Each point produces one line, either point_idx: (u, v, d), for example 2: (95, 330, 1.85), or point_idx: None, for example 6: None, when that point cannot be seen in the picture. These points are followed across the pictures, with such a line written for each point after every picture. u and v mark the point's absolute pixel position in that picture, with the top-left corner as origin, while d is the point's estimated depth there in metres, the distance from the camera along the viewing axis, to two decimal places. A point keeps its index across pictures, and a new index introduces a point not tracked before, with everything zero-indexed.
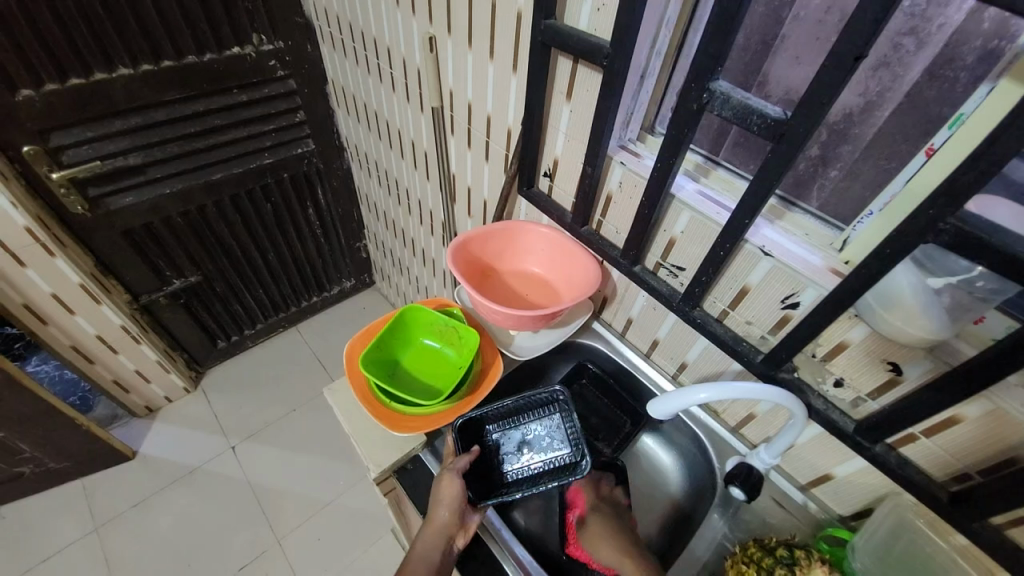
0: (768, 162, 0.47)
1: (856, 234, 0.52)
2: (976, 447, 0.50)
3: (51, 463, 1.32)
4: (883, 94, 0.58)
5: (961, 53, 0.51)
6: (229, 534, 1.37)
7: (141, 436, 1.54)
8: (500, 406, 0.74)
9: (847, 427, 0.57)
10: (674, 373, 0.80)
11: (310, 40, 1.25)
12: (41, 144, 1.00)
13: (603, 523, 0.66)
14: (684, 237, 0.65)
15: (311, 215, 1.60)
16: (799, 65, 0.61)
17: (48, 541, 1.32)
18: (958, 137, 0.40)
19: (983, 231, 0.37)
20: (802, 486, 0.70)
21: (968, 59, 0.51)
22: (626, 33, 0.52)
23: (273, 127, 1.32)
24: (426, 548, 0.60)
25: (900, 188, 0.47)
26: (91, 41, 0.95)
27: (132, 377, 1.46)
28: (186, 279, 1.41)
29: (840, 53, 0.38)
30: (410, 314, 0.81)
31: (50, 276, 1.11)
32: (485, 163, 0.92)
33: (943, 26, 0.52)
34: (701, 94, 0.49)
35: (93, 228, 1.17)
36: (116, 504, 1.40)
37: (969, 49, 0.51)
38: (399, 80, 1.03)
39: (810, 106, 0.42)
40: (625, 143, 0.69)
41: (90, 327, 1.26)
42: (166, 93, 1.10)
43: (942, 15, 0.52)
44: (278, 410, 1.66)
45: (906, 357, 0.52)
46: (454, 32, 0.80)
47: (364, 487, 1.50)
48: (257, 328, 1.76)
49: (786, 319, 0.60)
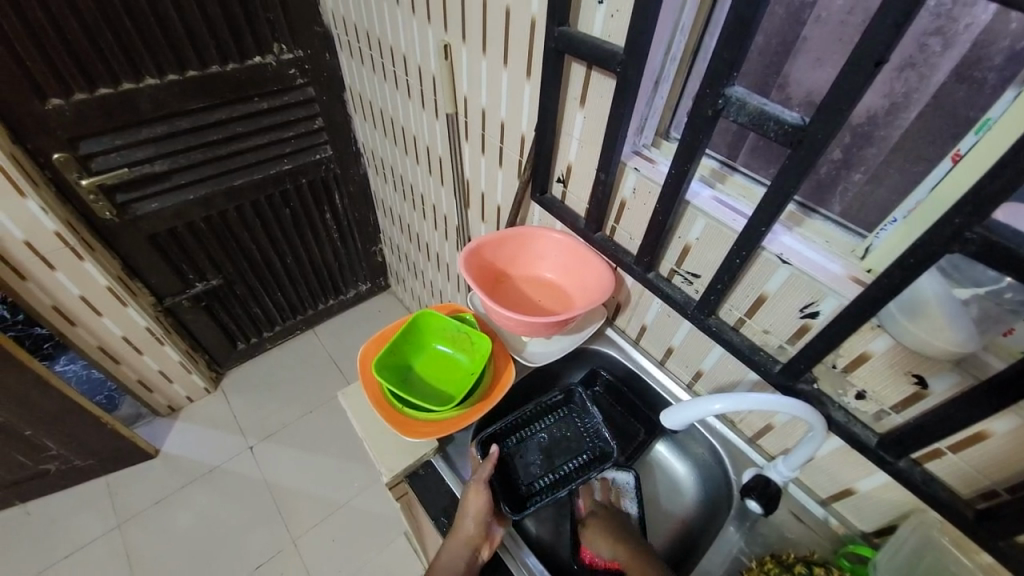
0: (786, 169, 0.46)
1: (878, 241, 0.50)
2: (1007, 464, 0.48)
3: (78, 460, 1.37)
4: (909, 96, 0.54)
5: (989, 54, 0.47)
6: (246, 533, 1.39)
7: (163, 435, 1.58)
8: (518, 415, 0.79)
9: (870, 441, 0.55)
10: (689, 382, 0.79)
11: (329, 49, 1.28)
12: (71, 152, 1.04)
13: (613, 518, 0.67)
14: (699, 244, 0.65)
15: (328, 219, 1.62)
16: (821, 67, 0.59)
17: (74, 536, 1.36)
18: (986, 142, 0.39)
19: (1012, 240, 0.36)
20: (822, 501, 0.68)
21: (996, 61, 0.47)
22: (640, 39, 0.51)
23: (293, 133, 1.34)
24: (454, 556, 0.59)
25: (925, 195, 0.45)
26: (119, 53, 0.99)
27: (155, 377, 1.50)
28: (207, 282, 1.45)
29: (860, 58, 0.37)
30: (423, 319, 0.82)
31: (78, 279, 1.15)
32: (499, 169, 0.92)
33: (970, 26, 0.48)
34: (716, 100, 0.48)
35: (120, 232, 1.21)
36: (139, 501, 1.44)
37: (997, 49, 0.46)
38: (415, 87, 1.04)
39: (829, 111, 0.41)
40: (639, 149, 0.68)
41: (117, 329, 1.30)
42: (191, 102, 1.13)
43: (968, 15, 0.47)
44: (294, 411, 1.68)
45: (931, 369, 0.50)
46: (468, 40, 0.81)
47: (377, 489, 1.51)
48: (275, 330, 1.80)
49: (805, 329, 0.59)
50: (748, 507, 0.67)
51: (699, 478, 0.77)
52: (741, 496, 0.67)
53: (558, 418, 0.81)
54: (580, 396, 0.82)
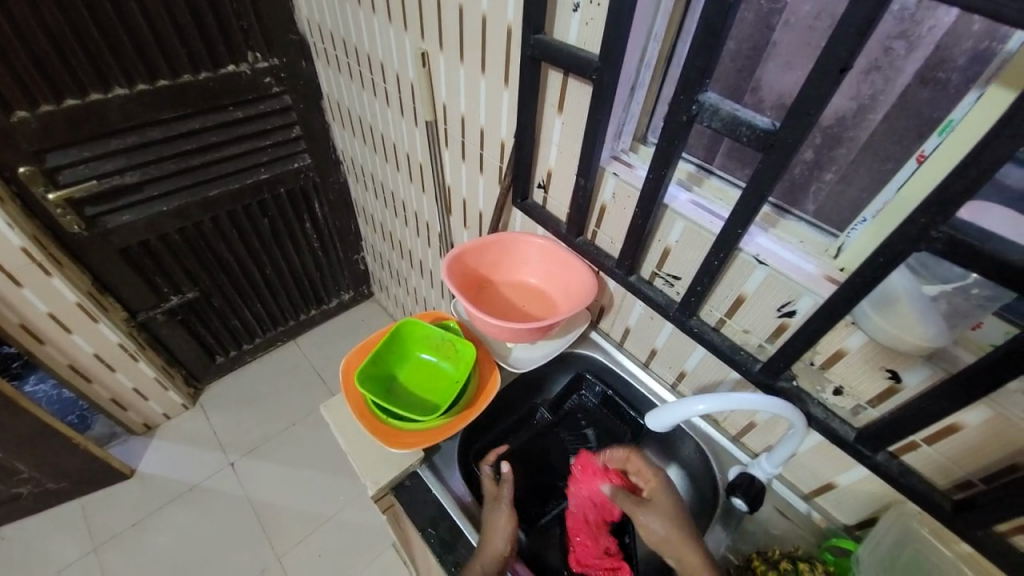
0: (760, 172, 0.47)
1: (850, 240, 0.52)
2: (978, 453, 0.50)
3: (49, 484, 1.31)
4: (875, 98, 0.55)
5: (953, 55, 0.47)
6: (229, 551, 1.36)
7: (139, 454, 1.53)
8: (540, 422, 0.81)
9: (848, 436, 0.56)
10: (673, 383, 0.79)
11: (305, 57, 1.26)
12: (37, 165, 1.00)
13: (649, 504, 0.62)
14: (679, 246, 0.65)
15: (308, 228, 1.60)
16: (791, 71, 0.61)
17: (45, 563, 1.30)
18: (950, 144, 0.41)
19: (977, 238, 0.37)
20: (805, 495, 0.69)
21: (960, 62, 0.46)
22: (615, 45, 0.52)
23: (270, 142, 1.32)
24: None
25: (892, 196, 0.47)
26: (86, 63, 0.96)
27: (130, 395, 1.45)
28: (183, 295, 1.41)
29: (825, 65, 0.38)
30: (407, 328, 0.81)
31: (46, 295, 1.11)
32: (480, 174, 0.92)
33: (933, 29, 0.48)
34: (690, 106, 0.49)
35: (90, 246, 1.17)
36: (115, 524, 1.39)
37: (961, 50, 0.46)
38: (393, 94, 1.03)
39: (798, 117, 0.42)
40: (617, 154, 0.69)
41: (87, 345, 1.26)
42: (163, 112, 1.10)
43: (931, 18, 0.48)
44: (277, 424, 1.64)
45: (905, 364, 0.52)
46: (445, 47, 0.81)
47: (364, 501, 1.48)
48: (256, 342, 1.76)
49: (783, 328, 0.60)
50: (733, 506, 0.67)
51: (686, 477, 0.77)
52: (727, 494, 0.67)
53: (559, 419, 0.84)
54: (542, 409, 0.86)
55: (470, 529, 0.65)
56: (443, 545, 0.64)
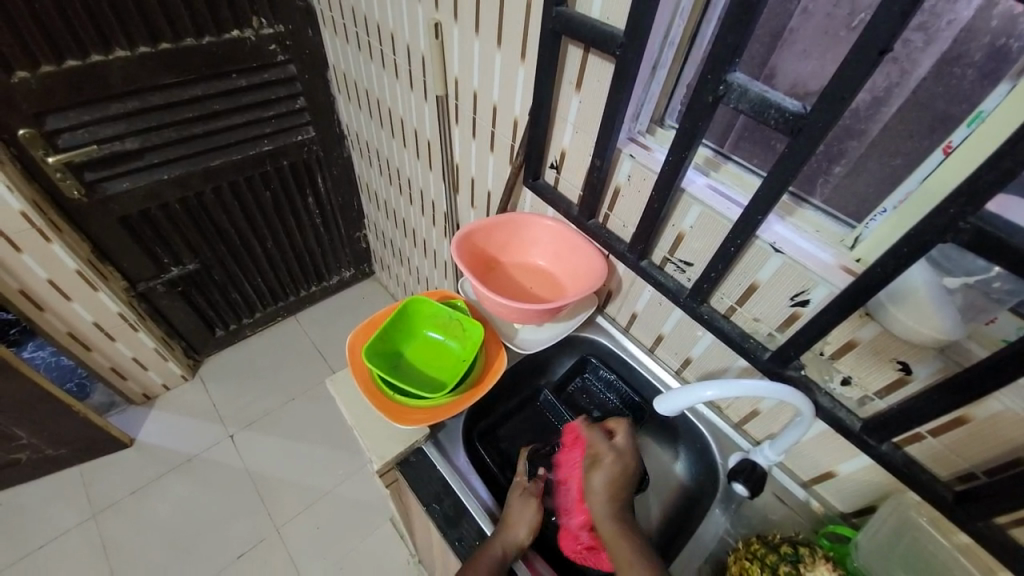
0: (784, 157, 0.47)
1: (868, 231, 0.51)
2: (981, 447, 0.51)
3: (48, 450, 1.32)
4: (890, 90, 0.52)
5: (968, 51, 0.46)
6: (228, 521, 1.37)
7: (138, 424, 1.53)
8: (551, 396, 0.84)
9: (854, 426, 0.57)
10: (678, 369, 0.80)
11: (311, 25, 1.23)
12: (37, 127, 0.98)
13: (614, 472, 0.64)
14: (693, 232, 0.65)
15: (310, 203, 1.57)
16: (806, 60, 0.57)
17: (47, 527, 1.32)
18: (979, 136, 0.40)
19: (1004, 231, 0.36)
20: (804, 483, 0.70)
21: (976, 58, 0.45)
22: (641, 21, 0.50)
23: (273, 113, 1.29)
24: (489, 565, 0.57)
25: (916, 186, 0.46)
26: (88, 21, 0.93)
27: (129, 365, 1.45)
28: (183, 267, 1.40)
29: (864, 46, 0.37)
30: (414, 306, 0.81)
31: (46, 262, 1.10)
32: (490, 153, 0.91)
33: (952, 23, 0.46)
34: (717, 86, 0.48)
35: (90, 213, 1.15)
36: (114, 491, 1.40)
37: (977, 46, 0.45)
38: (403, 67, 1.01)
39: (830, 100, 0.41)
40: (634, 135, 0.68)
41: (86, 314, 1.25)
42: (164, 76, 1.07)
43: (951, 11, 0.45)
44: (277, 399, 1.65)
45: (916, 356, 0.52)
46: (460, 19, 0.79)
47: (363, 476, 1.50)
48: (256, 317, 1.75)
49: (794, 317, 0.60)
50: (734, 490, 0.68)
51: (687, 460, 0.78)
52: (728, 479, 0.68)
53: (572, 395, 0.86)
54: (547, 391, 0.85)
55: (475, 508, 0.66)
56: (447, 521, 0.65)
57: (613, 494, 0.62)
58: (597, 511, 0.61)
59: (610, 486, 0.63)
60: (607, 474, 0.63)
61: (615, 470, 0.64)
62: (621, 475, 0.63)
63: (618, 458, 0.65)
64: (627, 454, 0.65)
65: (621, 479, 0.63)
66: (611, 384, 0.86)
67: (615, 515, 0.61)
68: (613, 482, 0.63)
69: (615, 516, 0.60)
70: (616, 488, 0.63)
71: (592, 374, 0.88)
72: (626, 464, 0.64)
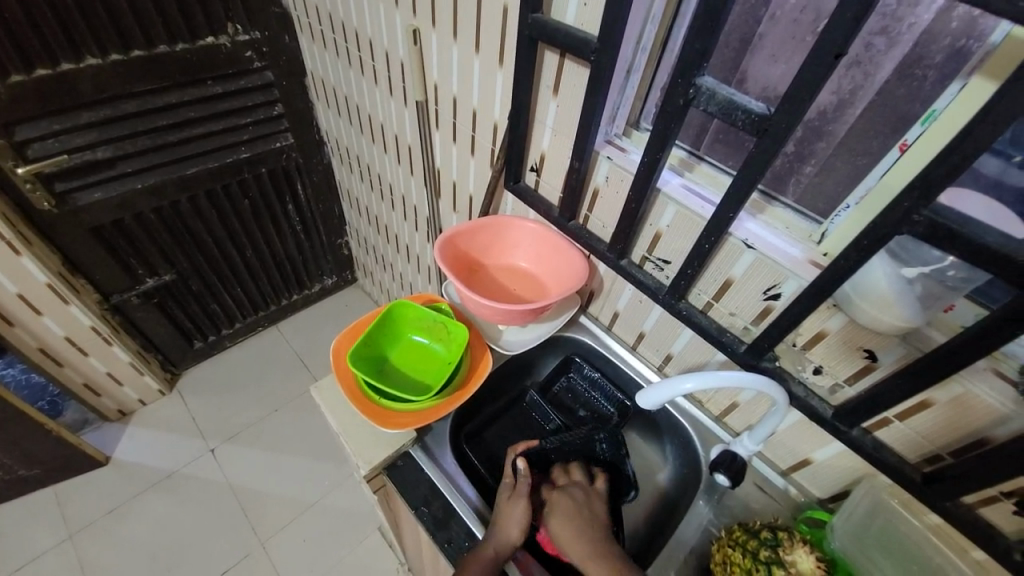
0: (753, 157, 0.49)
1: (833, 227, 0.54)
2: (945, 429, 0.54)
3: (20, 470, 1.27)
4: (855, 92, 0.52)
5: (929, 53, 0.46)
6: (212, 537, 1.34)
7: (114, 441, 1.49)
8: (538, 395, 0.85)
9: (826, 413, 0.59)
10: (660, 365, 0.82)
11: (288, 32, 1.22)
12: (6, 138, 0.95)
13: (574, 505, 0.65)
14: (670, 231, 0.67)
15: (290, 210, 1.56)
16: (776, 64, 0.59)
17: (20, 551, 1.27)
18: (930, 133, 0.43)
19: (956, 221, 0.39)
20: (782, 471, 0.73)
21: (937, 59, 0.45)
22: (615, 27, 0.52)
23: (250, 120, 1.28)
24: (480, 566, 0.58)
25: (876, 182, 0.49)
26: (58, 31, 0.92)
27: (104, 380, 1.40)
28: (160, 278, 1.37)
29: (820, 51, 0.40)
30: (398, 310, 0.81)
31: (14, 275, 1.06)
32: (471, 157, 0.92)
33: (912, 26, 0.46)
34: (687, 89, 0.50)
35: (60, 224, 1.12)
36: (90, 511, 1.35)
37: (937, 48, 0.45)
38: (382, 73, 1.01)
39: (791, 101, 0.43)
40: (611, 138, 0.70)
41: (58, 328, 1.21)
42: (136, 84, 1.05)
43: (911, 15, 0.46)
44: (259, 411, 1.62)
45: (881, 344, 0.55)
46: (438, 25, 0.80)
47: (351, 486, 1.48)
48: (235, 327, 1.72)
49: (767, 310, 0.62)
50: (716, 481, 0.70)
51: (670, 456, 0.81)
52: (710, 471, 0.70)
53: (558, 394, 0.87)
54: (533, 391, 0.85)
55: (465, 511, 0.66)
56: (436, 523, 0.65)
57: (581, 528, 0.62)
58: (576, 549, 0.61)
59: (574, 521, 0.63)
60: (564, 509, 0.64)
61: (572, 504, 0.65)
62: (577, 508, 0.64)
63: (569, 493, 0.66)
64: (581, 489, 0.67)
65: (578, 511, 0.64)
66: (597, 374, 0.87)
67: (597, 549, 0.60)
68: (573, 517, 0.64)
69: (595, 549, 0.60)
70: (579, 519, 0.63)
71: (577, 369, 0.88)
72: (578, 499, 0.66)
